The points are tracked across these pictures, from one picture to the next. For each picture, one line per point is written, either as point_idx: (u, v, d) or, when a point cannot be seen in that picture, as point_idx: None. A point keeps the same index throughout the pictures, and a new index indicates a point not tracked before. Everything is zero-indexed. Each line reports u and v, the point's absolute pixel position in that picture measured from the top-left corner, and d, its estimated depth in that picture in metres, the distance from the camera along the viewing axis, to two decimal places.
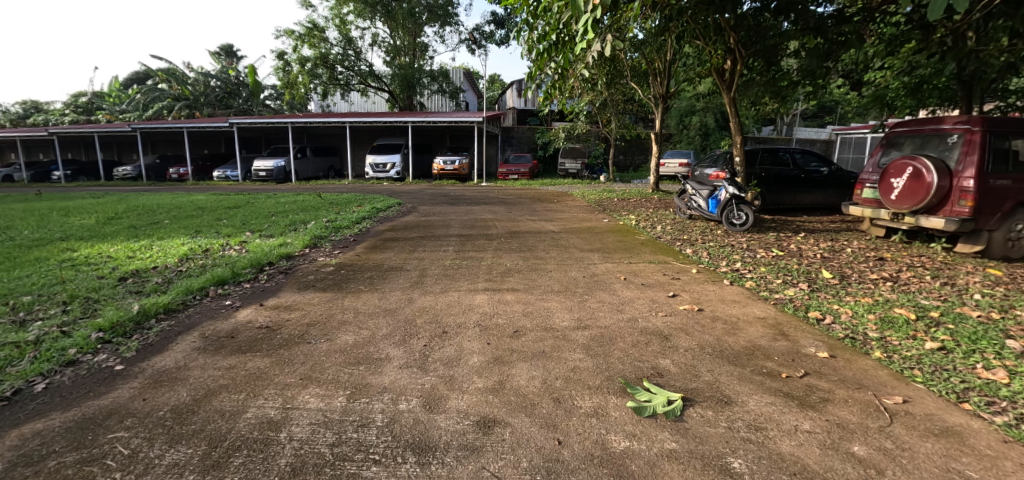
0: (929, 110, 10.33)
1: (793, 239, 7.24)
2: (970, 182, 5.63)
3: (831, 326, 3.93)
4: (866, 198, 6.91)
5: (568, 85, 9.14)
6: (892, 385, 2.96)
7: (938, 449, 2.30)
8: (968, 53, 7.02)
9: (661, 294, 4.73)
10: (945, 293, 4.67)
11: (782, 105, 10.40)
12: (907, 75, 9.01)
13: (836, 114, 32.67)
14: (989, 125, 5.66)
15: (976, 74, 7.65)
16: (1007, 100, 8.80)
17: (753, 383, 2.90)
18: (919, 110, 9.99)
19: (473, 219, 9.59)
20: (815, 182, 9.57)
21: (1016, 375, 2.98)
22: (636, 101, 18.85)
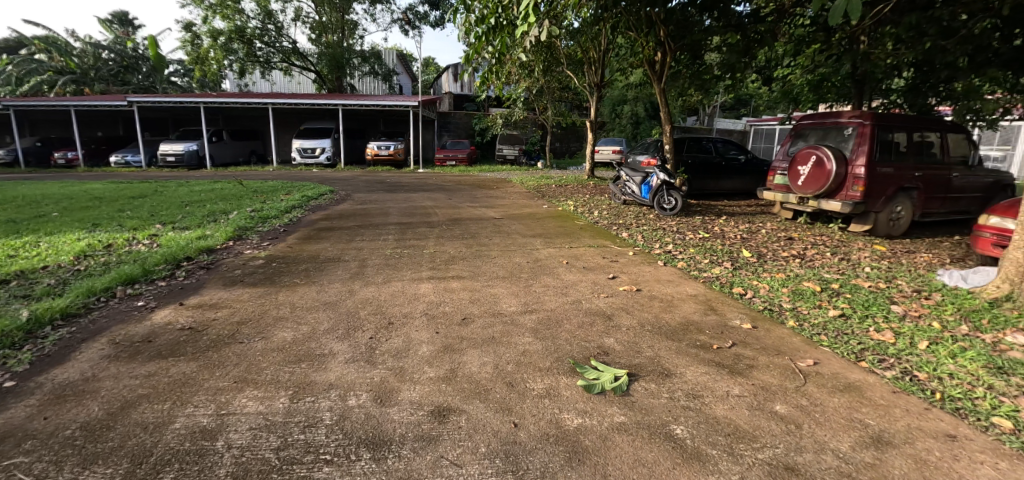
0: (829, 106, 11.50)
1: (717, 222, 7.80)
2: (862, 170, 6.36)
3: (752, 299, 4.32)
4: (778, 184, 7.57)
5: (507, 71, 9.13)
6: (804, 349, 3.32)
7: (843, 403, 2.64)
8: (862, 55, 7.88)
9: (602, 276, 4.93)
10: (842, 268, 5.28)
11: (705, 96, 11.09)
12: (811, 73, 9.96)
13: (752, 106, 35.33)
14: (877, 120, 6.40)
15: (867, 74, 8.60)
16: (890, 97, 9.99)
17: (689, 355, 3.13)
18: (821, 104, 11.07)
19: (413, 206, 9.36)
20: (734, 169, 10.35)
21: (899, 336, 3.51)
22: (572, 89, 19.25)
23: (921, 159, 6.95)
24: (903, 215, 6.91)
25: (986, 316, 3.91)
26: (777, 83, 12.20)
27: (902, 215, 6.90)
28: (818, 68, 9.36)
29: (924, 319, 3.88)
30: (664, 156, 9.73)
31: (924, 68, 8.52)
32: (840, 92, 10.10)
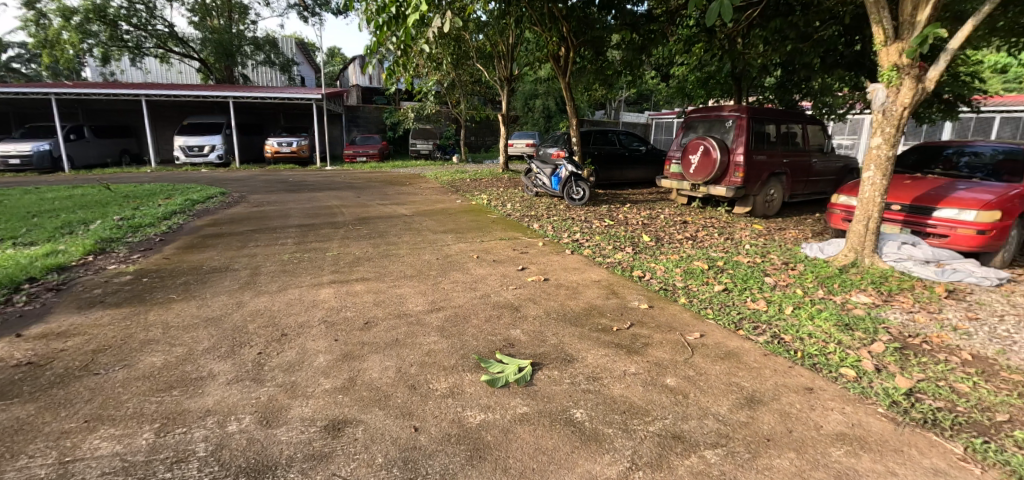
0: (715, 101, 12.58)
1: (621, 210, 8.22)
2: (741, 157, 7.08)
3: (650, 281, 4.61)
4: (673, 173, 8.12)
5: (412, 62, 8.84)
6: (693, 323, 3.61)
7: (723, 370, 2.92)
8: (739, 54, 8.71)
9: (511, 268, 4.98)
10: (726, 247, 5.81)
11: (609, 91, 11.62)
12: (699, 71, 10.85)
13: (654, 102, 37.76)
14: (751, 113, 7.18)
15: (743, 71, 9.52)
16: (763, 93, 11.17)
17: (591, 339, 3.27)
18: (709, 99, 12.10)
19: (317, 207, 8.79)
20: (637, 159, 10.99)
21: (770, 304, 3.96)
22: (483, 82, 19.21)
23: (787, 147, 7.85)
24: (775, 197, 7.76)
25: (837, 282, 4.52)
26: (672, 80, 13.09)
27: (774, 198, 7.76)
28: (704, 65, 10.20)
29: (791, 287, 4.40)
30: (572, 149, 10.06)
31: (789, 67, 9.61)
32: (722, 88, 11.08)
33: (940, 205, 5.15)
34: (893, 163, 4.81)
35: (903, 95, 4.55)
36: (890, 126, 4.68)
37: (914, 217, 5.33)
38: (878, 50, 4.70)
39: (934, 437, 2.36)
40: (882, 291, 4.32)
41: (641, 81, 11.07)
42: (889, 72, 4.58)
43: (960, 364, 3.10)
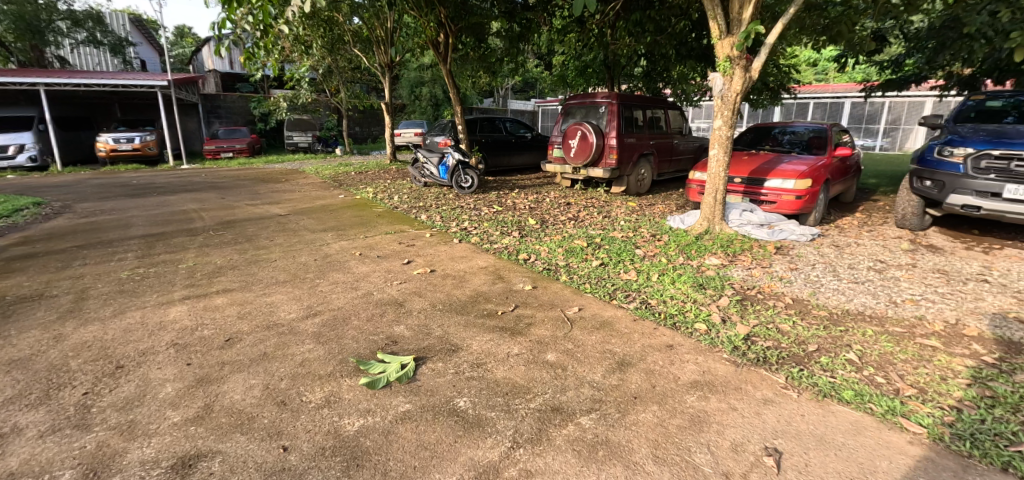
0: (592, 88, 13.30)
1: (509, 195, 8.38)
2: (613, 140, 7.63)
3: (534, 262, 4.77)
4: (556, 157, 8.46)
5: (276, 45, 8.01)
6: (573, 299, 3.82)
7: (599, 339, 3.15)
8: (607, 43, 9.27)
9: (396, 263, 4.82)
10: (604, 224, 6.23)
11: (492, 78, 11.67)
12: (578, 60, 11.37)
13: (538, 89, 38.86)
14: (620, 100, 7.75)
15: (613, 59, 10.16)
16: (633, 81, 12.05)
17: (477, 326, 3.30)
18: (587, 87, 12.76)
19: (167, 213, 7.65)
20: (524, 145, 11.27)
21: (638, 274, 4.33)
22: (363, 68, 18.14)
23: (653, 131, 8.58)
24: (645, 176, 8.47)
25: (694, 248, 5.09)
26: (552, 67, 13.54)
27: (645, 176, 8.48)
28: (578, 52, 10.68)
29: (657, 257, 4.85)
30: (458, 136, 9.97)
31: (652, 57, 10.47)
32: (597, 77, 11.72)
33: (769, 177, 6.02)
34: (732, 142, 5.50)
35: (736, 83, 5.21)
36: (728, 111, 5.33)
37: (751, 188, 6.17)
38: (715, 42, 5.30)
39: (764, 372, 2.79)
40: (728, 253, 4.96)
41: (523, 69, 11.29)
42: (725, 63, 5.20)
43: (784, 307, 3.69)
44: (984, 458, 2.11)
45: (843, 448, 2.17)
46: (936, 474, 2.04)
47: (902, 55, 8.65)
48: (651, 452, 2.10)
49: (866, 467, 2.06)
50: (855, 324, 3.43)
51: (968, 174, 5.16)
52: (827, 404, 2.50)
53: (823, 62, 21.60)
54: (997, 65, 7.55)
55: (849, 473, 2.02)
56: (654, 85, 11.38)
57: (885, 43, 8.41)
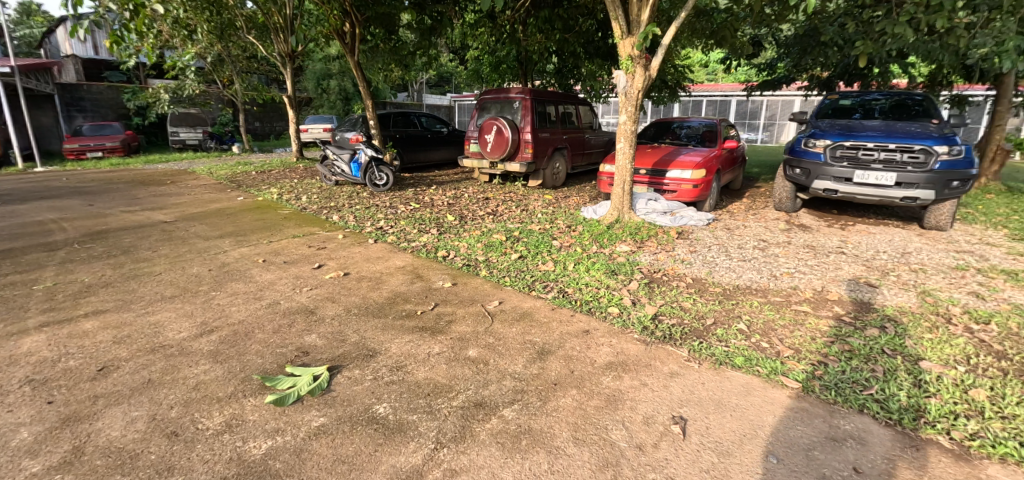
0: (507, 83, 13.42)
1: (426, 192, 8.21)
2: (528, 135, 7.77)
3: (454, 259, 4.72)
4: (473, 152, 8.43)
5: (152, 30, 7.11)
6: (493, 293, 3.85)
7: (519, 330, 3.20)
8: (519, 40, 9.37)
9: (306, 268, 4.53)
10: (521, 218, 6.33)
11: (404, 71, 11.31)
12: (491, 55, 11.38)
13: (452, 84, 38.43)
14: (533, 95, 7.90)
15: (526, 55, 10.30)
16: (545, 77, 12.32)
17: (396, 328, 3.21)
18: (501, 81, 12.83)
19: (20, 224, 6.53)
20: (440, 141, 11.09)
21: (556, 264, 4.47)
22: (259, 58, 16.72)
23: (565, 125, 8.84)
24: (560, 169, 8.73)
25: (606, 236, 5.34)
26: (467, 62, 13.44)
27: (560, 170, 8.73)
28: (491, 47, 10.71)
29: (572, 247, 5.02)
30: (370, 132, 9.56)
31: (562, 54, 10.76)
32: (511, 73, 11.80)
33: (670, 168, 6.46)
34: (636, 136, 5.83)
35: (637, 81, 5.52)
36: (631, 107, 5.64)
37: (655, 179, 6.58)
38: (618, 41, 5.55)
39: (669, 347, 3.01)
40: (637, 239, 5.27)
41: (437, 62, 11.07)
42: (627, 61, 5.47)
43: (686, 287, 4.01)
44: (845, 403, 2.49)
45: (735, 409, 2.42)
46: (809, 422, 2.35)
47: (775, 58, 9.71)
48: (572, 435, 2.19)
49: (754, 423, 2.32)
50: (745, 297, 3.82)
51: (827, 162, 5.94)
52: (723, 371, 2.77)
53: (713, 63, 23.64)
54: (847, 70, 8.74)
55: (741, 432, 2.26)
56: (565, 82, 11.72)
57: (762, 48, 9.38)
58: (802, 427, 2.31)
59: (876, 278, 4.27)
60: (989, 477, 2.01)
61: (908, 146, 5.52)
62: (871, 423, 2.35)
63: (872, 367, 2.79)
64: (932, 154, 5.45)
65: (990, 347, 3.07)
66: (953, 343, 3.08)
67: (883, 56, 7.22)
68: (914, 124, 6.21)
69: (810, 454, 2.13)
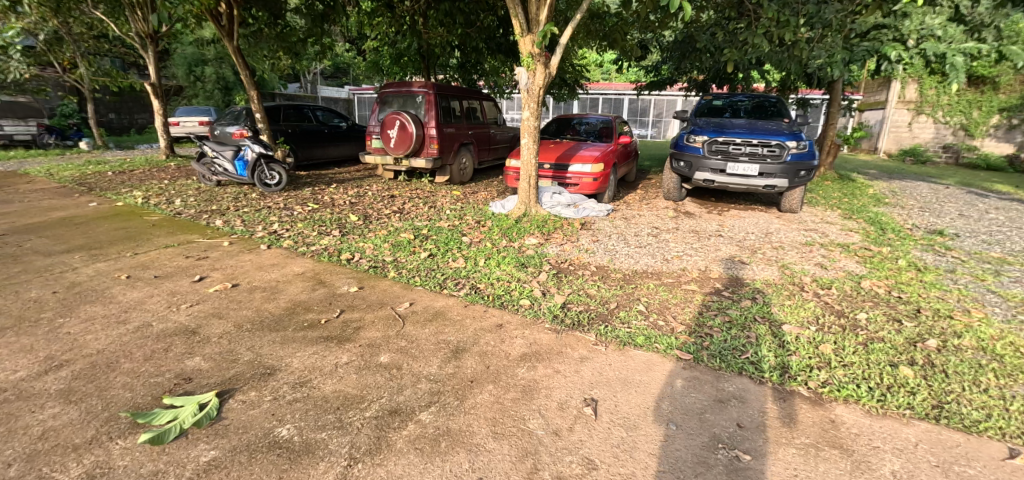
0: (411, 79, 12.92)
1: (325, 191, 7.66)
2: (433, 131, 7.60)
3: (359, 261, 4.45)
4: (375, 147, 8.04)
5: None
6: (403, 294, 3.70)
7: (432, 330, 3.12)
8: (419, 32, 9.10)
9: (185, 282, 4.00)
10: (430, 215, 6.18)
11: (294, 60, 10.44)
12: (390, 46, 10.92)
13: (349, 76, 36.42)
14: (436, 90, 7.72)
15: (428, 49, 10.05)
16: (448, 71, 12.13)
17: (298, 340, 2.96)
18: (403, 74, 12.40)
19: None
20: (339, 136, 10.43)
21: (466, 260, 4.43)
22: (112, 40, 14.40)
23: (471, 121, 8.78)
24: (467, 165, 8.67)
25: (515, 230, 5.41)
26: (365, 53, 12.77)
27: (467, 165, 8.68)
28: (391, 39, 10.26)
29: (483, 242, 5.01)
30: (257, 126, 8.69)
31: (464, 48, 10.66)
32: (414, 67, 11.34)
33: (572, 162, 6.71)
34: (539, 132, 5.95)
35: (539, 78, 5.63)
36: (534, 104, 5.74)
37: (558, 173, 6.79)
38: (518, 38, 5.60)
39: (578, 334, 3.13)
40: (544, 232, 5.41)
41: (331, 52, 10.35)
42: (528, 59, 5.56)
43: (591, 275, 4.20)
44: (728, 367, 2.78)
45: (640, 385, 2.59)
46: (701, 388, 2.58)
47: (659, 60, 10.50)
48: (491, 430, 2.19)
49: (656, 396, 2.50)
50: (642, 281, 4.10)
51: (705, 155, 6.57)
52: (627, 350, 2.94)
53: (607, 64, 25.04)
54: (719, 74, 9.74)
55: (645, 406, 2.43)
56: (469, 76, 11.64)
57: (649, 52, 10.10)
58: (696, 394, 2.54)
59: (747, 256, 4.83)
60: (836, 416, 2.38)
61: (767, 140, 6.29)
62: (750, 383, 2.65)
63: (747, 334, 3.15)
64: (786, 147, 6.27)
65: (833, 308, 3.63)
66: (805, 307, 3.59)
67: (745, 63, 8.14)
68: (771, 122, 7.10)
69: (703, 417, 2.35)
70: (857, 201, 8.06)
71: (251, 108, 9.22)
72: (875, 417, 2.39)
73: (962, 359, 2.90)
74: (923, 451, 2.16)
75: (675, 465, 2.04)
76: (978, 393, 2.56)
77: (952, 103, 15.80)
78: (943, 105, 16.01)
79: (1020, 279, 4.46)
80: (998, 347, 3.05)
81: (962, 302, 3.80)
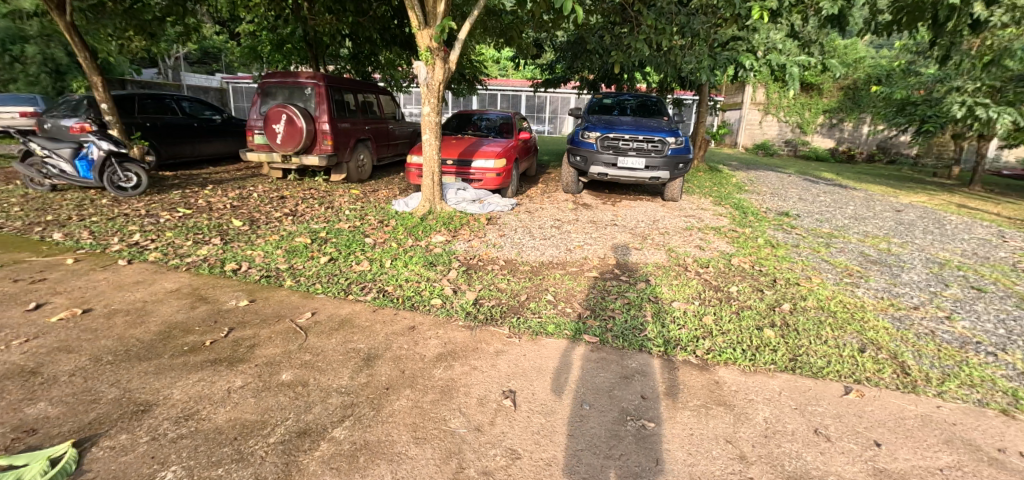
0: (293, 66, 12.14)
1: (198, 193, 6.72)
2: (326, 125, 7.10)
3: (248, 271, 3.98)
4: (258, 144, 7.29)
5: None
6: (303, 304, 3.39)
7: (339, 340, 2.90)
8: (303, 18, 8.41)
9: (16, 310, 3.26)
10: (326, 216, 5.75)
11: (149, 42, 9.04)
12: (270, 32, 9.96)
13: (220, 63, 32.61)
14: (327, 81, 7.20)
15: (314, 37, 9.33)
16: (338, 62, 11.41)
17: (178, 367, 2.56)
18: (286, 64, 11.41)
19: None
20: (212, 131, 9.26)
21: (371, 262, 4.20)
22: None
23: (367, 115, 8.33)
24: (364, 161, 8.23)
25: (421, 228, 5.25)
26: (239, 38, 11.50)
27: (365, 161, 8.25)
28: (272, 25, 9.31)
29: (387, 243, 4.78)
30: (104, 119, 7.37)
31: (355, 38, 10.08)
32: (299, 55, 10.67)
33: (474, 157, 6.68)
34: (441, 127, 5.82)
35: (438, 73, 5.49)
36: (434, 98, 5.60)
37: (462, 169, 6.72)
38: (414, 31, 5.40)
39: (492, 328, 3.12)
40: (451, 229, 5.32)
41: (197, 35, 9.14)
42: (426, 52, 5.39)
43: (500, 269, 4.22)
44: (631, 346, 2.95)
45: (555, 372, 2.65)
46: (609, 367, 2.72)
47: (553, 59, 10.87)
48: (412, 437, 2.09)
49: (570, 380, 2.58)
50: (549, 271, 4.22)
51: (598, 150, 6.95)
52: (541, 339, 3.00)
53: (503, 60, 25.40)
54: (607, 74, 10.36)
55: (560, 390, 2.49)
56: (362, 69, 11.05)
57: (544, 51, 10.43)
58: (605, 373, 2.66)
59: (640, 242, 5.20)
60: (720, 377, 2.65)
61: (651, 136, 6.83)
62: (650, 357, 2.85)
63: (644, 313, 3.40)
64: (667, 143, 6.86)
65: (711, 283, 4.06)
66: (690, 284, 3.97)
67: (630, 65, 8.76)
68: (653, 120, 7.72)
69: (613, 394, 2.47)
70: (724, 189, 9.10)
71: (94, 97, 7.76)
72: (749, 374, 2.71)
73: (808, 317, 3.43)
74: (786, 397, 2.50)
75: (592, 442, 2.12)
76: (822, 345, 3.04)
77: (791, 104, 18.56)
78: (785, 107, 18.74)
79: (845, 249, 5.38)
80: (833, 306, 3.65)
81: (807, 271, 4.48)
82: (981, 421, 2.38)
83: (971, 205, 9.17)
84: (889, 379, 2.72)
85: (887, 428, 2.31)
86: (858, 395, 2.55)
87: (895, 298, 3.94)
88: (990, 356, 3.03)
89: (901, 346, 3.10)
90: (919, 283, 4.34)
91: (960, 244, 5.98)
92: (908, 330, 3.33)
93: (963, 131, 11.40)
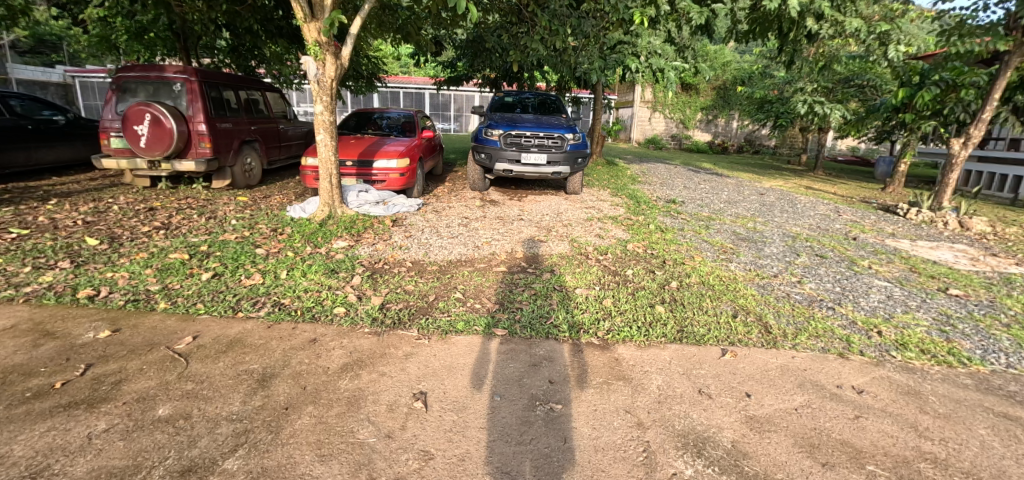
0: (158, 58, 10.83)
1: (39, 208, 5.69)
2: (202, 126, 6.41)
3: (110, 297, 3.47)
4: (117, 148, 6.40)
5: None
6: (181, 328, 3.03)
7: (227, 363, 2.64)
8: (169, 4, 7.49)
9: None
10: (207, 228, 5.18)
11: None
12: (127, 18, 8.72)
13: (63, 52, 27.88)
14: (201, 77, 6.49)
15: (183, 25, 8.34)
16: (215, 55, 10.32)
17: (18, 419, 2.15)
18: (148, 55, 10.05)
19: None
20: (52, 134, 7.89)
21: (265, 275, 3.89)
22: None
23: (252, 115, 7.66)
24: (252, 165, 7.57)
25: (320, 235, 4.96)
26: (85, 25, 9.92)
27: (252, 165, 7.59)
28: (128, 12, 8.15)
29: (282, 253, 4.44)
30: None
31: (234, 31, 9.20)
32: (165, 46, 9.52)
33: (376, 157, 6.45)
34: (336, 127, 5.51)
35: (329, 69, 5.20)
36: (327, 96, 5.28)
37: (363, 170, 6.44)
38: (301, 24, 5.03)
39: (400, 332, 3.05)
40: (353, 233, 5.08)
41: (28, 19, 7.71)
42: (314, 47, 5.07)
43: (408, 271, 4.13)
44: (538, 334, 3.05)
45: (465, 368, 2.66)
46: (518, 357, 2.78)
47: (453, 57, 10.81)
48: (317, 455, 1.98)
49: (479, 375, 2.60)
50: (457, 269, 4.21)
51: (502, 147, 7.05)
52: (450, 337, 2.99)
53: (404, 57, 24.75)
54: (507, 73, 10.52)
55: (470, 385, 2.51)
56: (244, 63, 10.12)
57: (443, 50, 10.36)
58: (514, 363, 2.72)
59: (545, 235, 5.37)
60: (618, 355, 2.83)
61: (551, 133, 7.08)
62: (556, 344, 2.97)
63: (550, 302, 3.53)
64: (565, 138, 7.16)
65: (609, 268, 4.33)
66: (591, 272, 4.19)
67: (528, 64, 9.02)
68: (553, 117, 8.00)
69: (522, 382, 2.54)
70: (619, 181, 9.70)
71: None
72: (644, 348, 2.94)
73: (691, 292, 3.79)
74: (675, 365, 2.74)
75: (503, 432, 2.16)
76: (702, 314, 3.39)
77: (674, 102, 20.23)
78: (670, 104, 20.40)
79: (720, 229, 6.02)
80: (711, 280, 4.07)
81: (690, 250, 4.95)
82: (824, 365, 2.81)
83: (816, 187, 10.71)
84: (755, 338, 3.10)
85: (755, 380, 2.63)
86: (732, 355, 2.87)
87: (760, 268, 4.50)
88: (829, 310, 3.59)
89: (764, 308, 3.56)
90: (777, 255, 4.98)
91: (808, 219, 6.99)
92: (769, 295, 3.83)
93: (808, 124, 13.28)
